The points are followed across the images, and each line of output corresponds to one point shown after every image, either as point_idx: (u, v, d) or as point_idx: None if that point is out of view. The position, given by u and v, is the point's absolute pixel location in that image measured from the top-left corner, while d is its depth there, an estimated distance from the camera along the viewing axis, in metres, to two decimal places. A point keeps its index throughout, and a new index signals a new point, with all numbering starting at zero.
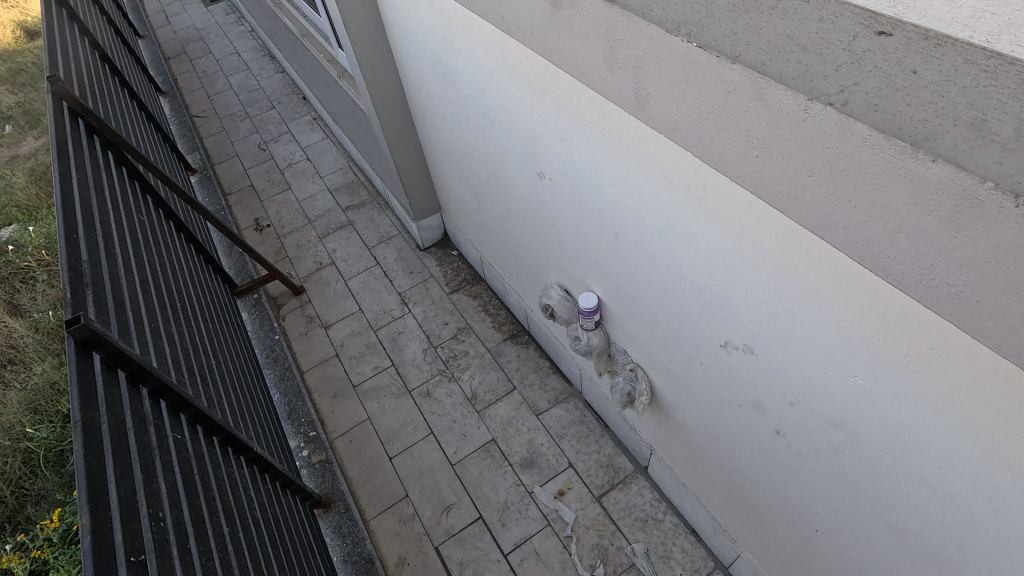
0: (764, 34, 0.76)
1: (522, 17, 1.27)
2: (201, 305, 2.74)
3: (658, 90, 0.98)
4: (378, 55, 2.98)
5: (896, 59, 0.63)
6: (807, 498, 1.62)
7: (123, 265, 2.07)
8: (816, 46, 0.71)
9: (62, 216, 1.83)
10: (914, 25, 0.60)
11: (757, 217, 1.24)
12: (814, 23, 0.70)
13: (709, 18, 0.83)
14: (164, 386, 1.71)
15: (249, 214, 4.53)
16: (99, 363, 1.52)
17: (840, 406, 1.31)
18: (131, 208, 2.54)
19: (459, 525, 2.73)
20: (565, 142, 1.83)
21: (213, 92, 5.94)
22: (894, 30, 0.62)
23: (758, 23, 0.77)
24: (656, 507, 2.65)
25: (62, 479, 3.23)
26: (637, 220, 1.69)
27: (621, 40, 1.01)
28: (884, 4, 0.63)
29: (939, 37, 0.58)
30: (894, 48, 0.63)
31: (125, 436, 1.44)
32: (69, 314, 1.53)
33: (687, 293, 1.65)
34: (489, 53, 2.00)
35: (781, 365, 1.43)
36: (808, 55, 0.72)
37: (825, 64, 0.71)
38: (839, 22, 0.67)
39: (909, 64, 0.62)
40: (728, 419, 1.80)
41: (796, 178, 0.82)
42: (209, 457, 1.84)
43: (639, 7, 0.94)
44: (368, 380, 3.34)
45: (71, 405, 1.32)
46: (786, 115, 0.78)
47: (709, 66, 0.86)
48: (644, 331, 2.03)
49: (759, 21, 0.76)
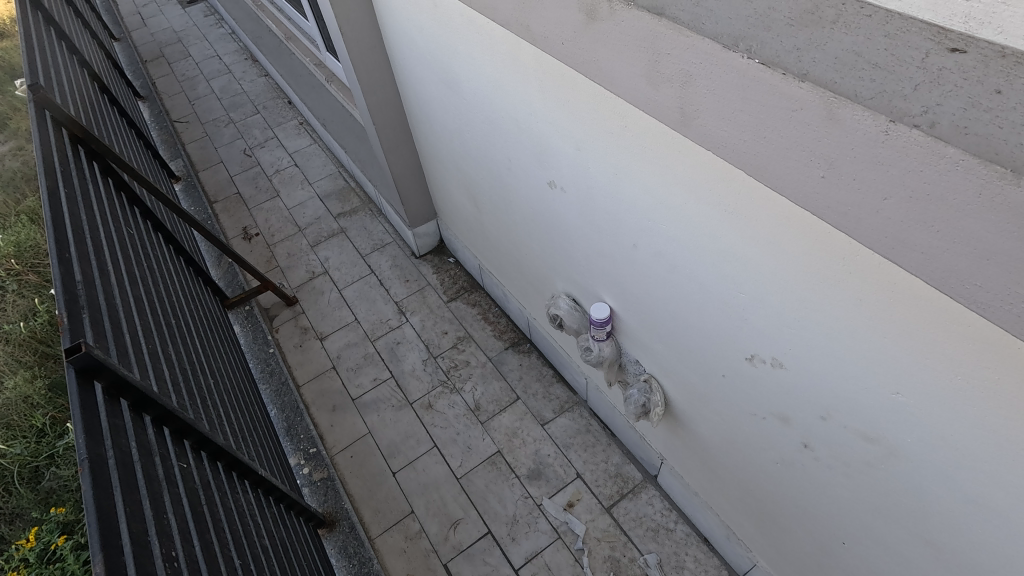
0: (831, 50, 0.74)
1: (550, 27, 1.23)
2: (194, 320, 2.64)
3: (707, 107, 0.95)
4: (373, 59, 2.91)
5: (977, 77, 0.61)
6: (834, 511, 1.61)
7: (117, 284, 1.97)
8: (888, 63, 0.68)
9: (52, 234, 1.73)
10: (989, 42, 0.58)
11: (796, 232, 1.21)
12: (879, 38, 0.68)
13: (767, 33, 0.80)
14: (167, 413, 1.63)
15: (236, 223, 4.42)
16: (101, 392, 1.43)
17: (876, 422, 1.29)
18: (120, 221, 2.43)
19: (468, 540, 2.67)
20: (580, 151, 1.79)
21: (194, 97, 5.78)
22: (967, 46, 0.60)
23: (823, 39, 0.74)
24: (667, 517, 2.63)
25: (38, 496, 3.09)
26: (657, 230, 1.65)
27: (667, 53, 0.97)
28: (953, 19, 0.61)
29: (1017, 54, 0.56)
30: (970, 66, 0.61)
31: (133, 470, 1.36)
32: (67, 341, 1.43)
33: (711, 305, 1.62)
34: (497, 59, 1.95)
35: (815, 380, 1.40)
36: (881, 72, 0.69)
37: (902, 82, 0.68)
38: (908, 38, 0.65)
39: (992, 83, 0.60)
40: (750, 431, 1.78)
41: (868, 201, 0.79)
42: (215, 484, 1.76)
43: (688, 20, 0.90)
44: (367, 394, 3.26)
45: (76, 440, 1.23)
46: (861, 136, 0.75)
47: (770, 83, 0.83)
48: (659, 342, 2.01)
49: (823, 36, 0.74)
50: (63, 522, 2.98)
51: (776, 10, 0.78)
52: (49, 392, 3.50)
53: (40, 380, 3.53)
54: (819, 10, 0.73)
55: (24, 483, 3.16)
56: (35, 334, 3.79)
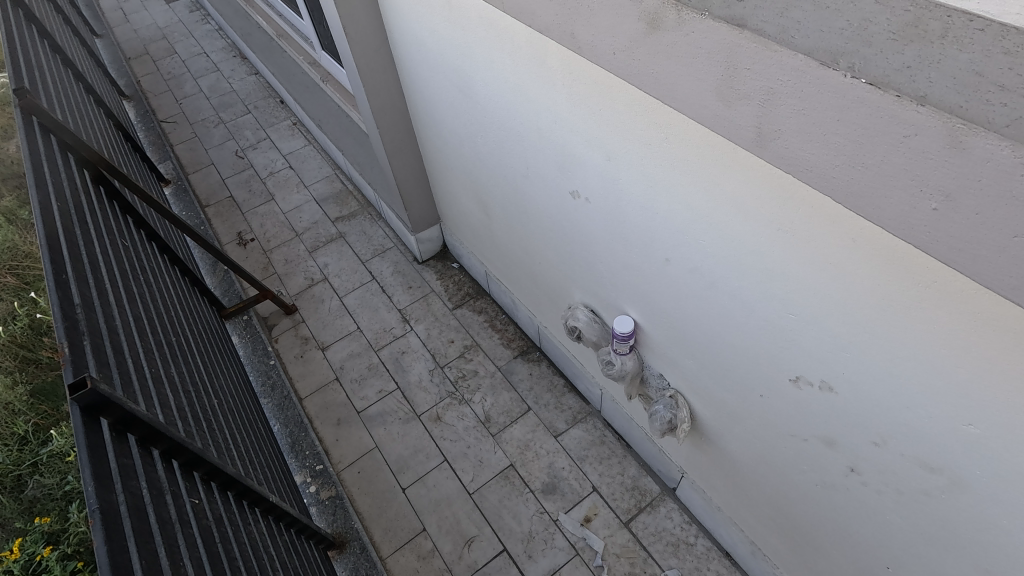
0: (949, 69, 0.66)
1: (598, 35, 1.15)
2: (194, 336, 2.52)
3: (791, 126, 0.87)
4: (378, 61, 2.80)
5: None
6: (881, 536, 1.55)
7: (115, 303, 1.85)
8: (1019, 86, 0.61)
9: (46, 254, 1.61)
10: None
11: (861, 254, 1.15)
12: (1000, 56, 0.61)
13: (868, 49, 0.73)
14: (177, 446, 1.52)
15: (230, 228, 4.28)
16: (108, 429, 1.32)
17: (940, 452, 1.23)
18: (114, 233, 2.30)
19: (482, 559, 2.59)
20: (610, 161, 1.70)
21: (182, 97, 5.61)
22: None
23: (939, 56, 0.66)
24: (687, 531, 2.57)
25: (21, 506, 2.96)
26: (695, 245, 1.57)
27: (746, 68, 0.89)
28: None
29: None
30: None
31: (146, 515, 1.25)
32: (69, 375, 1.32)
33: (755, 324, 1.54)
34: (519, 62, 1.86)
35: (870, 405, 1.34)
36: (1012, 95, 0.61)
37: None
38: None
39: None
40: (789, 451, 1.71)
41: (990, 238, 0.71)
42: (227, 517, 1.65)
43: (775, 32, 0.83)
44: (373, 406, 3.16)
45: (86, 488, 1.13)
46: (991, 168, 0.66)
47: (875, 104, 0.75)
48: (689, 359, 1.93)
49: (935, 52, 0.67)
50: (48, 532, 2.85)
51: (875, 23, 0.71)
52: (31, 398, 3.35)
53: (21, 386, 3.37)
54: (926, 23, 0.66)
55: (6, 492, 3.03)
56: (15, 338, 3.61)
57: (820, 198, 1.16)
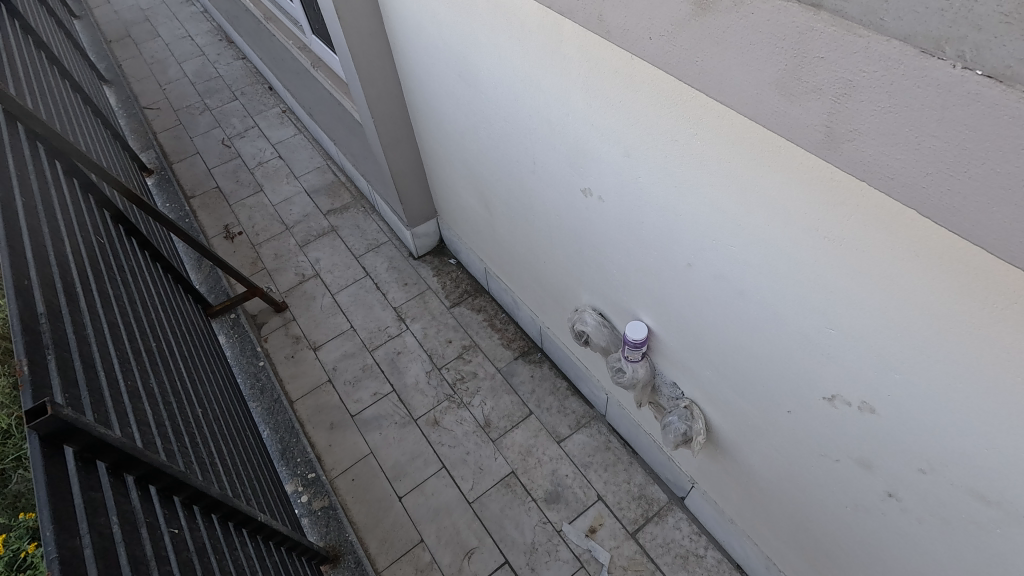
0: None
1: (633, 20, 1.03)
2: (177, 339, 2.37)
3: (872, 127, 0.75)
4: (374, 47, 2.63)
5: None
6: (919, 564, 1.44)
7: (88, 309, 1.70)
8: None
9: (8, 258, 1.46)
10: None
11: (922, 269, 1.02)
12: None
13: (978, 34, 0.60)
14: (154, 470, 1.38)
15: (217, 221, 4.10)
16: (75, 457, 1.18)
17: (998, 484, 1.12)
18: (89, 230, 2.14)
19: (483, 572, 2.48)
20: (629, 159, 1.57)
21: (165, 82, 5.38)
22: None
23: None
24: (697, 543, 2.47)
25: (5, 500, 2.78)
26: (724, 250, 1.44)
27: (818, 57, 0.77)
28: None
29: None
30: None
31: (118, 556, 1.12)
32: (28, 398, 1.18)
33: (788, 336, 1.42)
34: (528, 49, 1.72)
35: (917, 430, 1.22)
36: None
37: None
38: None
39: None
40: (816, 469, 1.60)
41: None
42: (211, 544, 1.52)
43: (859, 15, 0.70)
44: (368, 410, 3.03)
45: (44, 534, 0.99)
46: None
47: (991, 102, 0.61)
48: (709, 370, 1.81)
49: None
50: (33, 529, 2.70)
51: (983, 2, 0.58)
52: (12, 391, 3.17)
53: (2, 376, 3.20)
54: None
55: None
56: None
57: (880, 201, 1.02)
